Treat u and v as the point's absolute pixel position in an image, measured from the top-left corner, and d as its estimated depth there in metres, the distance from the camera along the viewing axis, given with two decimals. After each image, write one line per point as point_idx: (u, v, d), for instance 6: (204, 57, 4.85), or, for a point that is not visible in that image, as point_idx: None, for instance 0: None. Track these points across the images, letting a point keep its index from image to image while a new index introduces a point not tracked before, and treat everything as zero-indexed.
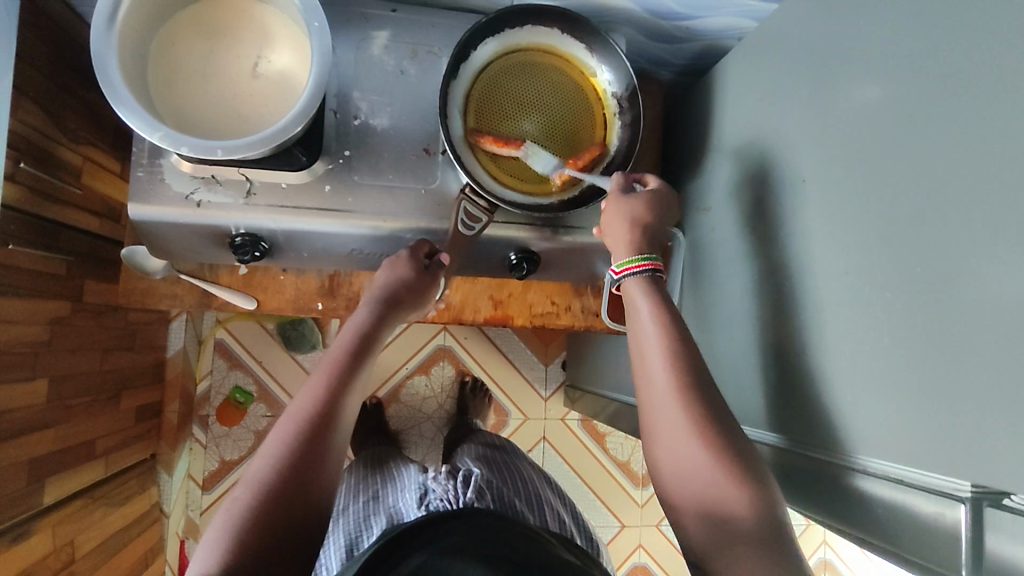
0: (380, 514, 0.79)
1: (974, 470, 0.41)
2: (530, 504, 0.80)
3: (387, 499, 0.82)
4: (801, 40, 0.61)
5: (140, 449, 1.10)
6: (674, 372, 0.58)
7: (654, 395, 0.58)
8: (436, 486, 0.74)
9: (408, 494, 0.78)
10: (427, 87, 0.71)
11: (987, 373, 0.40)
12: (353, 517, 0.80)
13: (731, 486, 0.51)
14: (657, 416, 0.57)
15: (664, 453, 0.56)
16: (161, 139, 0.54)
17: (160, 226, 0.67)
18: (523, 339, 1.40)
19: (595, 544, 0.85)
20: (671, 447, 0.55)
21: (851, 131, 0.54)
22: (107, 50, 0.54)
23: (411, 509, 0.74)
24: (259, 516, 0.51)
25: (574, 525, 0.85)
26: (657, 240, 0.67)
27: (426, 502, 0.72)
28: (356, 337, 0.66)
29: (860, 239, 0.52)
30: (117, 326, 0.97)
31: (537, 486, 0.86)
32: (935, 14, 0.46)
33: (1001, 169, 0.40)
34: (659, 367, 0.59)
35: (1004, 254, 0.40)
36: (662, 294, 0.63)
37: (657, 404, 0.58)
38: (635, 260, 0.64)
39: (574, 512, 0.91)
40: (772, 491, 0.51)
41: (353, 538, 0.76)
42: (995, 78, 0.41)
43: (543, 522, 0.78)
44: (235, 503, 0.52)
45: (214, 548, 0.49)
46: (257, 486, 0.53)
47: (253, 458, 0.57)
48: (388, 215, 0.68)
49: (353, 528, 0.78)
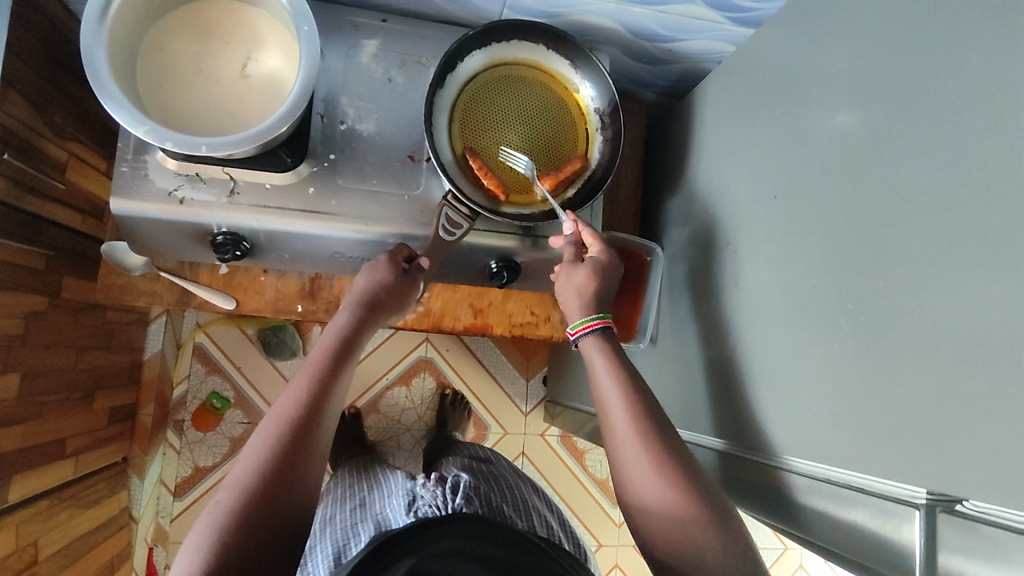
0: (367, 522, 0.77)
1: (935, 479, 0.42)
2: (518, 509, 0.80)
3: (374, 506, 0.81)
4: (778, 63, 0.63)
5: (112, 451, 1.08)
6: (636, 421, 0.61)
7: (618, 445, 0.61)
8: (423, 492, 0.71)
9: (397, 501, 0.76)
10: (414, 97, 0.72)
11: (944, 383, 0.41)
12: (340, 527, 0.79)
13: (703, 532, 0.55)
14: (628, 462, 0.60)
15: (635, 490, 0.59)
16: (146, 133, 0.55)
17: (143, 222, 0.67)
18: (505, 352, 1.40)
19: (583, 549, 0.85)
20: (643, 494, 0.58)
21: (821, 152, 0.56)
22: (95, 44, 0.55)
23: (400, 516, 0.72)
24: (243, 517, 0.52)
25: (562, 531, 0.85)
26: (608, 302, 0.72)
27: (414, 509, 0.71)
28: (338, 342, 0.67)
29: (828, 253, 0.53)
30: (95, 324, 0.96)
31: (524, 492, 0.86)
32: (900, 43, 0.49)
33: (956, 188, 0.42)
34: (619, 410, 0.62)
35: (963, 268, 0.41)
36: (615, 349, 0.67)
37: (623, 452, 0.60)
38: (585, 322, 0.68)
39: (562, 517, 0.91)
40: (736, 529, 0.56)
41: (341, 546, 0.75)
42: (958, 101, 0.43)
43: (531, 527, 0.79)
44: (217, 506, 0.53)
45: (197, 549, 0.50)
46: (241, 489, 0.53)
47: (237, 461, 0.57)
48: (371, 219, 0.69)
49: (340, 537, 0.77)
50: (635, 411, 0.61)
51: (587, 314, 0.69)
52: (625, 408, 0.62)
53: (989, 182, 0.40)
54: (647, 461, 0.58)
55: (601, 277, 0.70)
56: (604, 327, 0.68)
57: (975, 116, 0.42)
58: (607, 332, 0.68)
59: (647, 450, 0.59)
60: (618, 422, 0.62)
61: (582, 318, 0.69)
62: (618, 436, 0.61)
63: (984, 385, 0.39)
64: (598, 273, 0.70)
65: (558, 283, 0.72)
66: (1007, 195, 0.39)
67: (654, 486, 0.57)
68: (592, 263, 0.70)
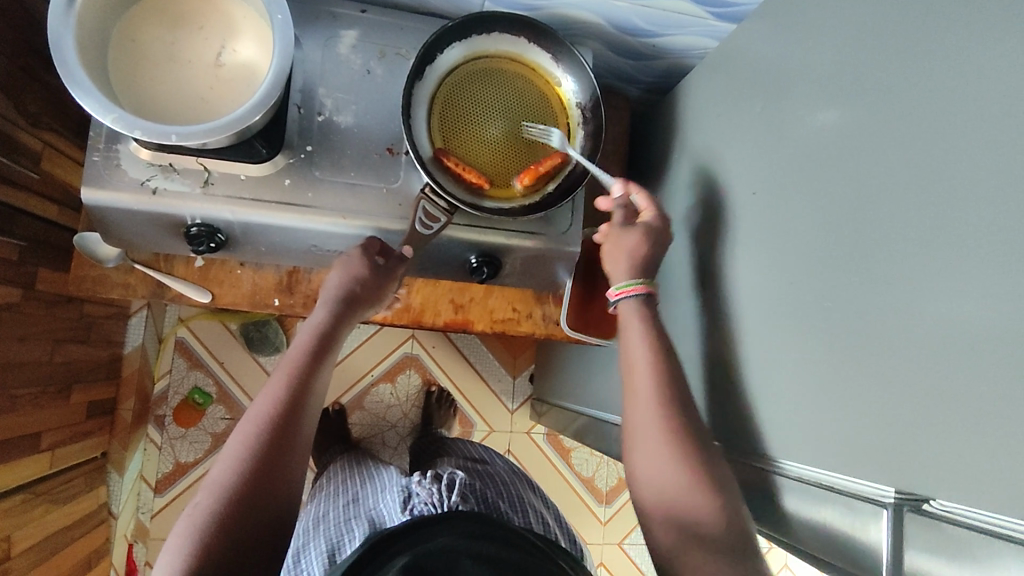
0: (360, 518, 0.72)
1: (911, 477, 0.42)
2: (514, 506, 0.78)
3: (367, 501, 0.76)
4: (758, 58, 0.62)
5: (91, 446, 1.07)
6: (659, 386, 0.63)
7: (637, 404, 0.63)
8: (418, 490, 0.69)
9: (389, 496, 0.73)
10: (393, 88, 0.71)
11: (918, 382, 0.41)
12: (332, 524, 0.74)
13: (703, 501, 0.57)
14: (641, 424, 0.62)
15: (645, 448, 0.62)
16: (114, 121, 0.54)
17: (116, 213, 0.66)
18: (491, 349, 1.40)
19: (580, 545, 0.83)
20: (651, 454, 0.61)
21: (800, 148, 0.55)
22: (64, 31, 0.54)
23: (394, 513, 0.69)
24: (226, 515, 0.53)
25: (558, 527, 0.83)
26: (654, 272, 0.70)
27: (409, 507, 0.68)
28: (316, 338, 0.66)
29: (806, 249, 0.53)
30: (72, 317, 0.95)
31: (519, 490, 0.84)
32: (877, 38, 0.48)
33: (930, 185, 0.42)
34: (646, 382, 0.64)
35: (934, 266, 0.41)
36: (654, 318, 0.67)
37: (641, 411, 0.63)
38: (632, 283, 0.68)
39: (557, 513, 0.90)
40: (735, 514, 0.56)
41: (335, 543, 0.70)
42: (933, 97, 0.43)
43: (528, 524, 0.76)
44: (197, 509, 0.54)
45: (179, 553, 0.51)
46: (219, 491, 0.54)
47: (216, 462, 0.58)
48: (348, 212, 0.68)
49: (334, 533, 0.72)
50: (660, 377, 0.63)
51: (631, 278, 0.68)
52: (646, 372, 0.64)
53: (961, 179, 0.40)
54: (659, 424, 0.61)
55: (654, 242, 0.68)
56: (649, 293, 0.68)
57: (946, 113, 0.42)
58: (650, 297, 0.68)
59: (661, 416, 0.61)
60: (641, 386, 0.64)
61: (627, 281, 0.68)
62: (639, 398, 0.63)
63: (956, 382, 0.39)
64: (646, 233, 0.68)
65: (603, 244, 0.71)
66: (981, 191, 0.38)
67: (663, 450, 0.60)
68: (643, 227, 0.68)
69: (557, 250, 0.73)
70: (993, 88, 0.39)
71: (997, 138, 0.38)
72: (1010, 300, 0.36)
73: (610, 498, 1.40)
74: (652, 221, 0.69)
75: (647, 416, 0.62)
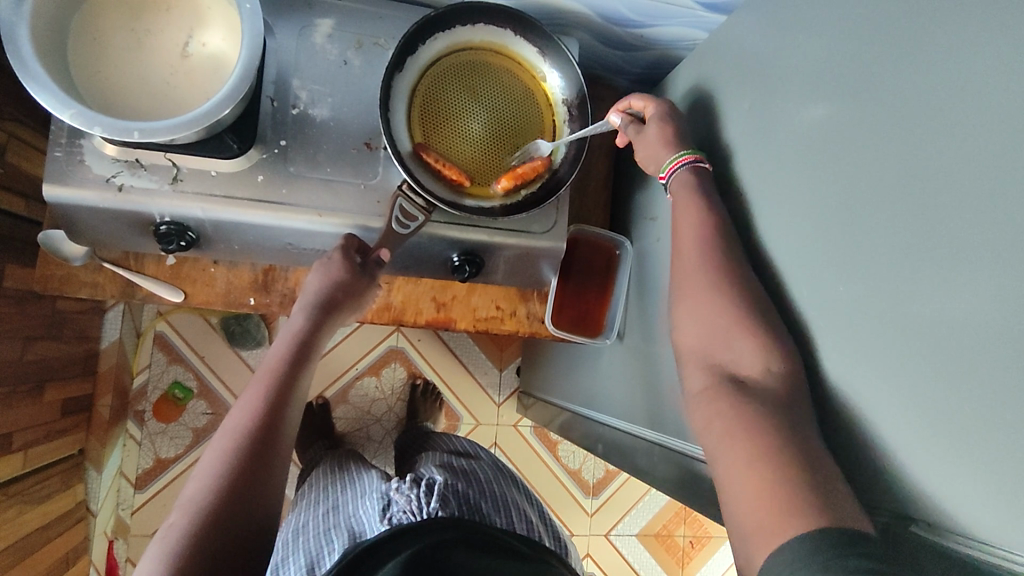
0: (340, 527, 0.70)
1: (906, 493, 0.40)
2: (497, 505, 0.75)
3: (347, 508, 0.74)
4: (745, 49, 0.60)
5: (66, 444, 1.04)
6: (714, 252, 0.54)
7: (689, 267, 0.56)
8: (397, 497, 0.67)
9: (369, 503, 0.71)
10: (370, 80, 0.68)
11: (910, 397, 0.39)
12: (312, 535, 0.72)
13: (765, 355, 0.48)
14: (687, 294, 0.55)
15: (684, 335, 0.55)
16: (71, 117, 0.51)
17: (81, 211, 0.63)
18: (478, 342, 1.38)
19: (564, 543, 0.81)
20: (699, 326, 0.53)
21: (785, 147, 0.53)
22: (16, 20, 0.51)
23: (373, 523, 0.67)
24: (204, 533, 0.51)
25: (542, 526, 0.80)
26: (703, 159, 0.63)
27: (388, 515, 0.66)
28: (296, 346, 0.65)
29: (795, 250, 0.51)
30: (43, 313, 0.92)
31: (505, 488, 0.81)
32: (866, 33, 0.46)
33: (917, 190, 0.40)
34: (698, 252, 0.56)
35: (923, 272, 0.39)
36: (704, 186, 0.59)
37: (690, 279, 0.56)
38: (676, 159, 0.61)
39: (540, 510, 0.87)
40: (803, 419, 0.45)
41: (314, 556, 0.68)
42: (923, 92, 0.41)
43: (511, 525, 0.74)
44: (172, 529, 0.52)
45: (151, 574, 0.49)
46: (196, 508, 0.52)
47: (191, 479, 0.56)
48: (324, 209, 0.65)
49: (313, 546, 0.69)
50: (710, 239, 0.55)
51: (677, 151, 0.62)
52: (693, 237, 0.56)
53: (951, 185, 0.38)
54: (714, 283, 0.53)
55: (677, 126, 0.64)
56: (693, 163, 0.60)
57: (934, 114, 0.40)
58: (697, 168, 0.60)
59: (709, 289, 0.53)
60: (692, 249, 0.56)
61: (672, 157, 0.62)
62: (692, 263, 0.56)
63: (948, 399, 0.37)
64: (684, 138, 0.63)
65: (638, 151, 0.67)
66: (972, 196, 0.36)
67: (711, 322, 0.52)
68: (658, 119, 0.64)
69: (541, 248, 0.71)
70: (989, 86, 0.36)
71: (989, 139, 0.36)
72: (1001, 312, 0.34)
73: (597, 490, 1.40)
74: (660, 108, 0.65)
75: (695, 292, 0.55)
